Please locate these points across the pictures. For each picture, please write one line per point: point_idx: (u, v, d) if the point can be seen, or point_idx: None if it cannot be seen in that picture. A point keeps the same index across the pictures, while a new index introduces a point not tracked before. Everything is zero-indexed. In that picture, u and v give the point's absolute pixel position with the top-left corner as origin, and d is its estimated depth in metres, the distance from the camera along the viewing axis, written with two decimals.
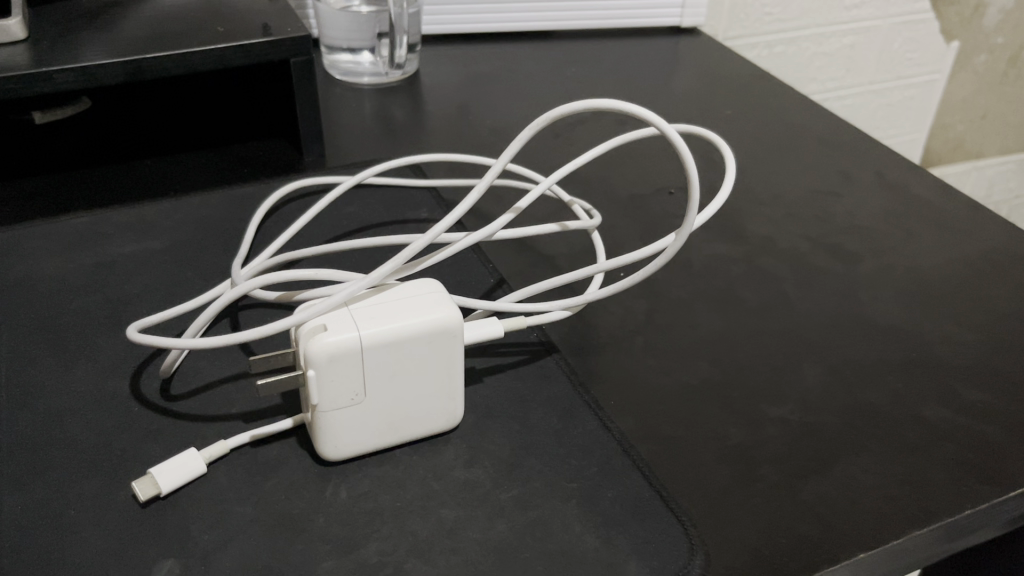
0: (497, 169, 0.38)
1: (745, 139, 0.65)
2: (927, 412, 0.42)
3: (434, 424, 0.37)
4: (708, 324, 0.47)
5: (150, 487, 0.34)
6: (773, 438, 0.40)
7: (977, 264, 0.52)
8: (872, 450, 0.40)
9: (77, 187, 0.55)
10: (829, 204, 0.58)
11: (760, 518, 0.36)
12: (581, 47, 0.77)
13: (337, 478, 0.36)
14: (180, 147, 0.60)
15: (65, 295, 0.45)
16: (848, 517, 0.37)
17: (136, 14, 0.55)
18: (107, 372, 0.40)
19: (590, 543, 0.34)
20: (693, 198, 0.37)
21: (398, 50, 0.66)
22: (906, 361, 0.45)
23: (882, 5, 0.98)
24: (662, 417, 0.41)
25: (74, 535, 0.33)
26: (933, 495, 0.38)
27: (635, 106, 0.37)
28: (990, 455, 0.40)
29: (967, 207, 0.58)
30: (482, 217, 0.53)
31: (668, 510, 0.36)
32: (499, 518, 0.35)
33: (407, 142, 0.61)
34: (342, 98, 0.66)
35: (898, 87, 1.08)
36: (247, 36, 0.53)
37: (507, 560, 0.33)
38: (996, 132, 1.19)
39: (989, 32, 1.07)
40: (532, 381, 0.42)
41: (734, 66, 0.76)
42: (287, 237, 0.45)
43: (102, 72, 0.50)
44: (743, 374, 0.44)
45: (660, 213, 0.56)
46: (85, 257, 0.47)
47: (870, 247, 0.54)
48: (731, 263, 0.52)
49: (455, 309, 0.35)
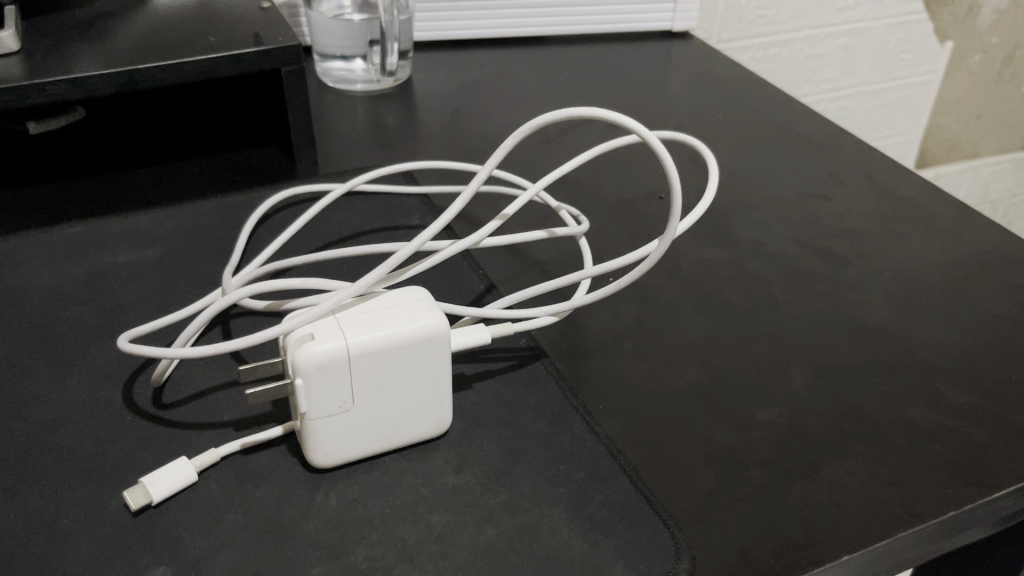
0: (481, 177, 0.38)
1: (736, 143, 0.66)
2: (913, 413, 0.42)
3: (424, 430, 0.38)
4: (698, 328, 0.47)
5: (142, 496, 0.35)
6: (760, 440, 0.40)
7: (965, 266, 0.53)
8: (858, 452, 0.40)
9: (74, 197, 0.55)
10: (819, 207, 0.58)
11: (747, 520, 0.37)
12: (573, 52, 0.78)
13: (326, 485, 0.36)
14: (175, 155, 0.60)
15: (60, 305, 0.45)
16: (834, 518, 0.37)
17: (130, 24, 0.56)
18: (100, 382, 0.41)
19: (578, 548, 0.35)
20: (676, 205, 0.38)
21: (388, 57, 0.66)
22: (893, 363, 0.45)
23: (875, 6, 0.98)
24: (650, 421, 0.41)
25: (67, 543, 0.33)
26: (919, 496, 0.38)
27: (617, 113, 0.37)
28: (977, 456, 0.40)
29: (956, 209, 0.58)
30: (473, 224, 0.54)
31: (655, 514, 0.36)
32: (487, 523, 0.35)
33: (399, 148, 0.62)
34: (335, 105, 0.67)
35: (892, 88, 1.08)
36: (238, 46, 0.54)
37: (494, 564, 0.34)
38: (991, 131, 1.20)
39: (983, 32, 1.07)
40: (521, 387, 0.42)
41: (725, 70, 0.76)
42: (277, 246, 0.45)
43: (95, 83, 0.50)
44: (731, 377, 0.44)
45: (650, 219, 0.56)
46: (80, 267, 0.48)
47: (859, 250, 0.54)
48: (720, 266, 0.52)
49: (442, 317, 0.35)
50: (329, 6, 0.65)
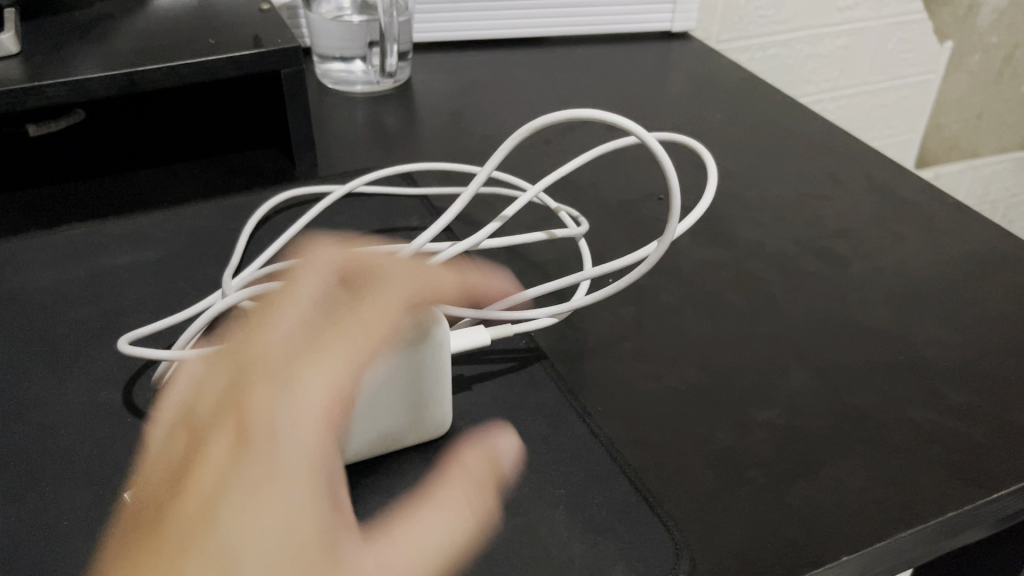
0: (481, 179, 0.38)
1: (736, 143, 0.66)
2: (913, 413, 0.42)
3: (422, 433, 0.38)
4: (697, 329, 0.47)
5: (142, 498, 0.35)
6: (760, 441, 0.41)
7: (965, 266, 0.53)
8: (858, 452, 0.40)
9: (74, 199, 0.55)
10: (819, 207, 0.58)
11: (747, 521, 0.37)
12: (573, 53, 0.78)
13: None
14: (175, 157, 0.60)
15: (61, 307, 0.45)
16: (833, 519, 0.37)
17: (130, 27, 0.56)
18: (101, 384, 0.41)
19: (578, 549, 0.35)
20: (675, 208, 0.38)
21: (388, 58, 0.66)
22: (893, 363, 0.45)
23: (875, 6, 0.98)
24: (650, 422, 0.41)
25: (67, 545, 0.34)
26: (918, 496, 0.38)
27: (617, 115, 0.37)
28: (976, 456, 0.40)
29: (955, 209, 0.58)
30: (473, 225, 0.54)
31: (655, 516, 0.36)
32: (487, 524, 0.35)
33: (399, 150, 0.62)
34: (334, 107, 0.67)
35: (892, 88, 1.08)
36: (237, 47, 0.54)
37: (494, 565, 0.34)
38: (991, 130, 1.20)
39: (983, 32, 1.07)
40: (521, 388, 0.42)
41: (725, 71, 0.76)
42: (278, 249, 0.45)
43: (95, 85, 0.50)
44: (731, 378, 0.44)
45: (649, 221, 0.56)
46: (80, 269, 0.48)
47: (858, 250, 0.54)
48: (720, 267, 0.52)
49: (440, 320, 0.36)
50: (329, 8, 0.65)
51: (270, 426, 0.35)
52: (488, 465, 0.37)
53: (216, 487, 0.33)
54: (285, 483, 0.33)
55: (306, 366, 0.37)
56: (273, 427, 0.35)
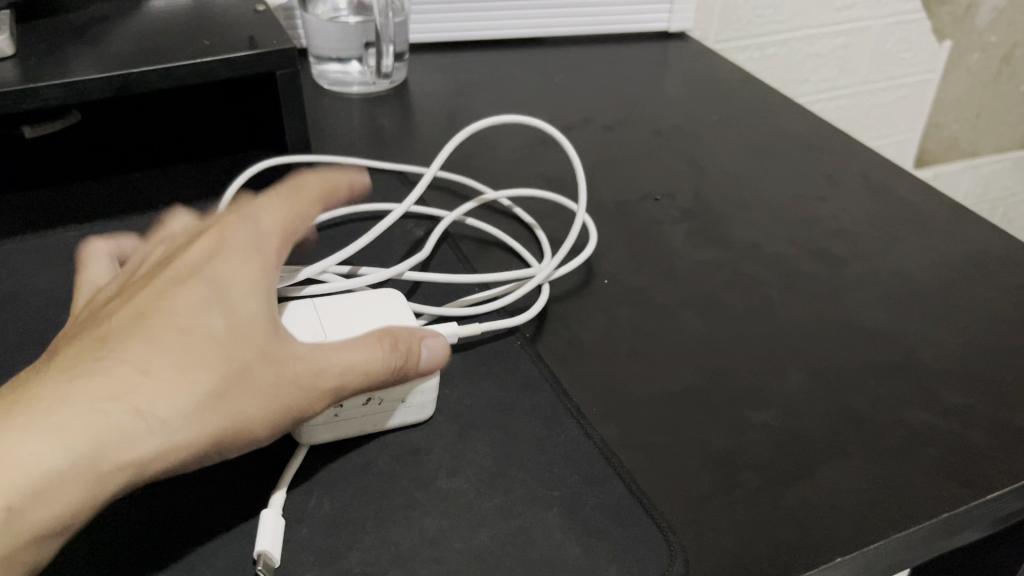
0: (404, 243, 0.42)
1: (733, 144, 0.65)
2: (908, 414, 0.42)
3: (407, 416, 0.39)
4: (693, 330, 0.47)
5: None
6: (755, 442, 0.40)
7: (962, 267, 0.53)
8: (854, 454, 0.40)
9: (70, 201, 0.55)
10: (815, 208, 0.58)
11: (741, 523, 0.36)
12: (570, 54, 0.78)
13: (319, 489, 0.37)
14: (171, 158, 0.60)
15: (55, 309, 0.45)
16: (828, 520, 0.37)
17: (125, 29, 0.56)
18: None
19: (572, 551, 0.34)
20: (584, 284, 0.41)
21: (384, 60, 0.65)
22: (888, 364, 0.45)
23: (873, 6, 0.98)
24: (645, 424, 0.41)
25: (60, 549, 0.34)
26: (915, 498, 0.38)
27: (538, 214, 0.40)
28: (973, 458, 0.40)
29: (952, 209, 0.58)
30: (471, 230, 0.54)
31: (649, 518, 0.36)
32: (481, 527, 0.35)
33: (395, 151, 0.62)
34: (331, 108, 0.67)
35: (891, 87, 1.08)
36: (232, 49, 0.54)
37: (487, 568, 0.34)
38: (990, 130, 1.19)
39: (982, 31, 1.07)
40: (515, 390, 0.42)
41: (722, 71, 0.76)
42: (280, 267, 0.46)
43: (89, 87, 0.50)
44: (726, 379, 0.44)
45: (644, 221, 0.56)
46: (75, 272, 0.48)
47: (855, 251, 0.54)
48: (716, 268, 0.52)
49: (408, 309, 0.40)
50: (325, 10, 0.65)
51: (202, 255, 0.35)
52: (402, 338, 0.35)
53: (144, 301, 0.34)
54: (209, 285, 0.34)
55: (262, 204, 0.38)
56: (196, 261, 0.35)
